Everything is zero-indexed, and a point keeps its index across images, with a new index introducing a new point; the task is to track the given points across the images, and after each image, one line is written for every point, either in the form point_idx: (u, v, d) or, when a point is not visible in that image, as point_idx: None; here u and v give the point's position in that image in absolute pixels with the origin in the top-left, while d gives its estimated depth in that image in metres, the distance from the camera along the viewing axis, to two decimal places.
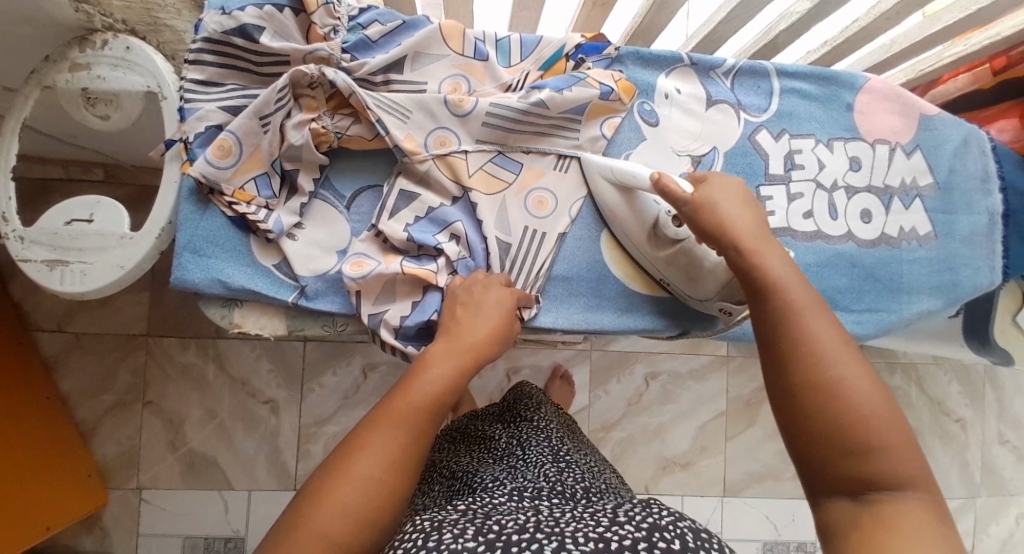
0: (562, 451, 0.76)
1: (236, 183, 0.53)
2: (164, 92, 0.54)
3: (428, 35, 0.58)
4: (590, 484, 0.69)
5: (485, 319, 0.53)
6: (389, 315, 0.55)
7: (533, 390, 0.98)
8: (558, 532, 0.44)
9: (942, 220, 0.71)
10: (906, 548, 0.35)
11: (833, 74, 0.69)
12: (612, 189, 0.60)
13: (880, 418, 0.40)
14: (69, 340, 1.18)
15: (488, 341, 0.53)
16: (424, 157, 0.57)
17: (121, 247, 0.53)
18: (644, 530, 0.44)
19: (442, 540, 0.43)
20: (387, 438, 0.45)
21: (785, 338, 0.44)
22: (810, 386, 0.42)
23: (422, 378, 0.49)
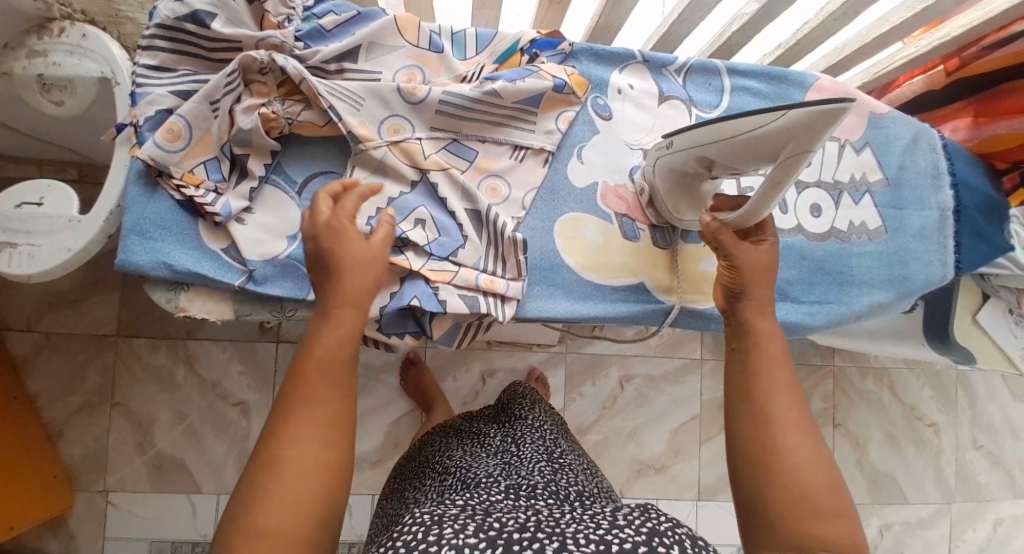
0: (556, 452, 0.77)
1: (186, 167, 0.54)
2: (118, 79, 0.55)
3: (383, 26, 0.59)
4: (582, 486, 0.71)
5: (357, 245, 0.50)
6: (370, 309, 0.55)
7: (526, 389, 0.98)
8: (558, 532, 0.47)
9: (891, 215, 0.73)
10: None
11: (783, 73, 0.71)
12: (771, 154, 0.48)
13: (827, 483, 0.45)
14: (38, 340, 1.17)
15: (372, 274, 0.50)
16: (377, 144, 0.58)
17: (71, 230, 0.54)
18: (643, 534, 0.47)
19: (443, 534, 0.46)
20: (315, 414, 0.44)
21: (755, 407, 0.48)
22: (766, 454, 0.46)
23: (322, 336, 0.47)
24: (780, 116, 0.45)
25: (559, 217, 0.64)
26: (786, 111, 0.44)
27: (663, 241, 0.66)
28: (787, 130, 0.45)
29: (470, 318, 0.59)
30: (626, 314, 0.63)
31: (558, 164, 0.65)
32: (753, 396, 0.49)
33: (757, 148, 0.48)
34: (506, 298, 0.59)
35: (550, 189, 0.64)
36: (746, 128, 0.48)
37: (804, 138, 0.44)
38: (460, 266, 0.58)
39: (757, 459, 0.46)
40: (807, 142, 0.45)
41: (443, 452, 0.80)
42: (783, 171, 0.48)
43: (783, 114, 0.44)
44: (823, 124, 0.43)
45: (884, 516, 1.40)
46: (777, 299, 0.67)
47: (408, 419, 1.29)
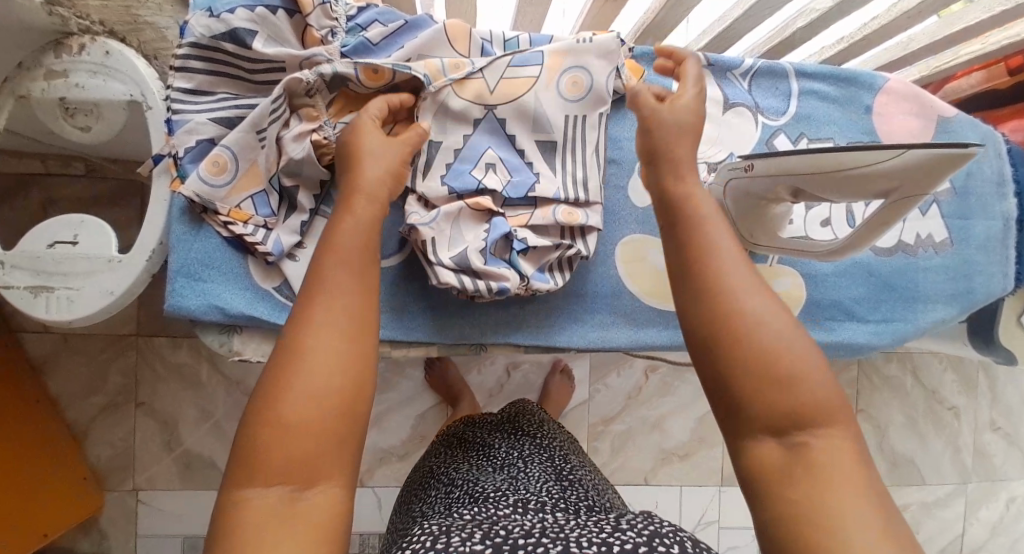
0: (565, 467, 0.76)
1: (233, 202, 0.50)
2: (147, 102, 0.49)
3: (433, 36, 0.54)
4: (593, 500, 0.69)
5: (371, 137, 0.46)
6: (470, 255, 0.52)
7: (534, 407, 0.97)
8: (561, 537, 0.47)
9: (957, 226, 0.70)
10: (842, 497, 0.30)
11: (853, 75, 0.67)
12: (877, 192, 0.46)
13: (800, 350, 0.34)
14: (56, 342, 1.15)
15: (388, 168, 0.45)
16: (442, 83, 0.53)
17: (110, 271, 0.50)
18: (644, 536, 0.46)
19: (450, 542, 0.46)
20: (331, 297, 0.36)
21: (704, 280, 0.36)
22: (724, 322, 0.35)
23: (343, 224, 0.41)
24: (896, 156, 0.42)
25: (617, 242, 0.61)
26: (906, 151, 0.42)
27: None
28: (902, 172, 0.43)
29: (551, 252, 0.55)
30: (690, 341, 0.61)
31: (620, 183, 0.61)
32: (699, 271, 0.36)
33: (859, 185, 0.46)
34: (588, 229, 0.57)
35: (610, 210, 0.61)
36: (852, 165, 0.45)
37: (923, 179, 0.42)
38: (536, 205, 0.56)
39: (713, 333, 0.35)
40: (926, 184, 0.43)
41: (450, 465, 0.79)
42: (890, 212, 0.46)
43: (901, 154, 0.42)
44: (947, 166, 0.42)
45: (902, 497, 1.43)
46: (842, 319, 0.65)
47: (434, 412, 1.28)
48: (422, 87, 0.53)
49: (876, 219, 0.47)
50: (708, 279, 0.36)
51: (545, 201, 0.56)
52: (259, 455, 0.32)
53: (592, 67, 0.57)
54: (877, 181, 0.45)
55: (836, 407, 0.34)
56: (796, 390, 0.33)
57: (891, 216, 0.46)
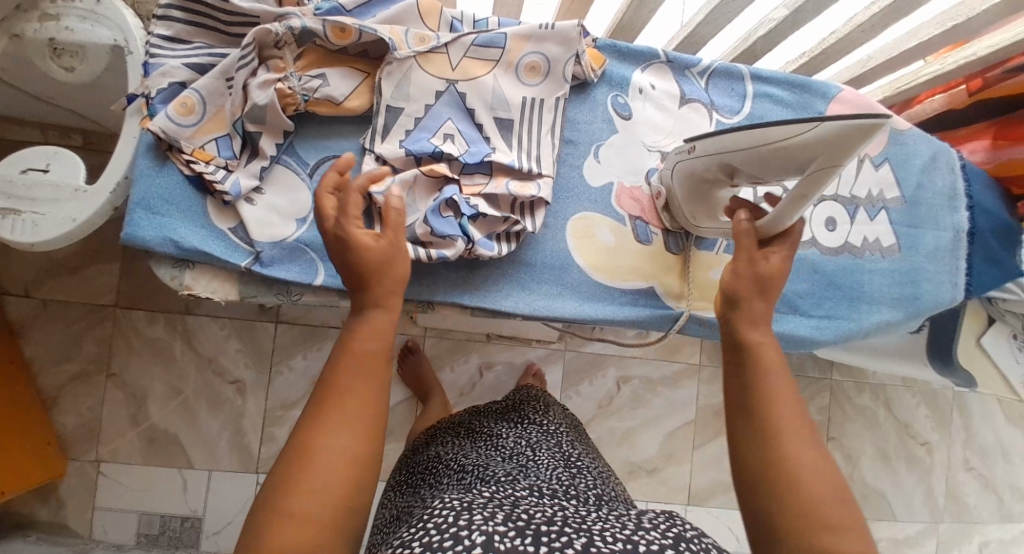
0: (572, 455, 0.77)
1: (197, 142, 0.53)
2: (130, 47, 0.53)
3: (404, 9, 0.58)
4: (600, 490, 0.70)
5: (370, 243, 0.48)
6: (419, 226, 0.55)
7: (537, 392, 1.00)
8: (585, 529, 0.47)
9: (907, 234, 0.72)
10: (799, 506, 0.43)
11: (807, 82, 0.70)
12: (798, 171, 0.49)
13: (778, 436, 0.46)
14: (36, 306, 1.17)
15: (393, 271, 0.49)
16: (406, 52, 0.56)
17: (75, 200, 0.52)
18: (669, 538, 0.47)
19: (473, 521, 0.46)
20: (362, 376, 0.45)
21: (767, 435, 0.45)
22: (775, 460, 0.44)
23: (362, 325, 0.47)
24: (814, 127, 0.45)
25: (569, 218, 0.63)
26: (821, 123, 0.44)
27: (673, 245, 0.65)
28: (819, 141, 0.45)
29: (500, 225, 0.58)
30: (631, 318, 0.62)
31: (575, 163, 0.64)
32: (763, 419, 0.46)
33: (792, 162, 0.48)
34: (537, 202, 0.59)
35: (564, 187, 0.63)
36: (776, 137, 0.48)
37: (838, 150, 0.45)
38: (490, 177, 0.58)
39: (765, 474, 0.44)
40: (838, 157, 0.45)
41: (457, 450, 0.78)
42: (811, 183, 0.48)
43: (817, 125, 0.45)
44: (858, 138, 0.43)
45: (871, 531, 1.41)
46: (787, 311, 0.67)
47: (402, 407, 1.29)
48: (388, 53, 0.56)
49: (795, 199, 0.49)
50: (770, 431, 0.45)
51: (499, 170, 0.59)
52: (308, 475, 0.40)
53: (550, 53, 0.60)
54: (802, 152, 0.47)
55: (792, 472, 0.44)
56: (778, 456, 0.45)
57: (810, 191, 0.48)
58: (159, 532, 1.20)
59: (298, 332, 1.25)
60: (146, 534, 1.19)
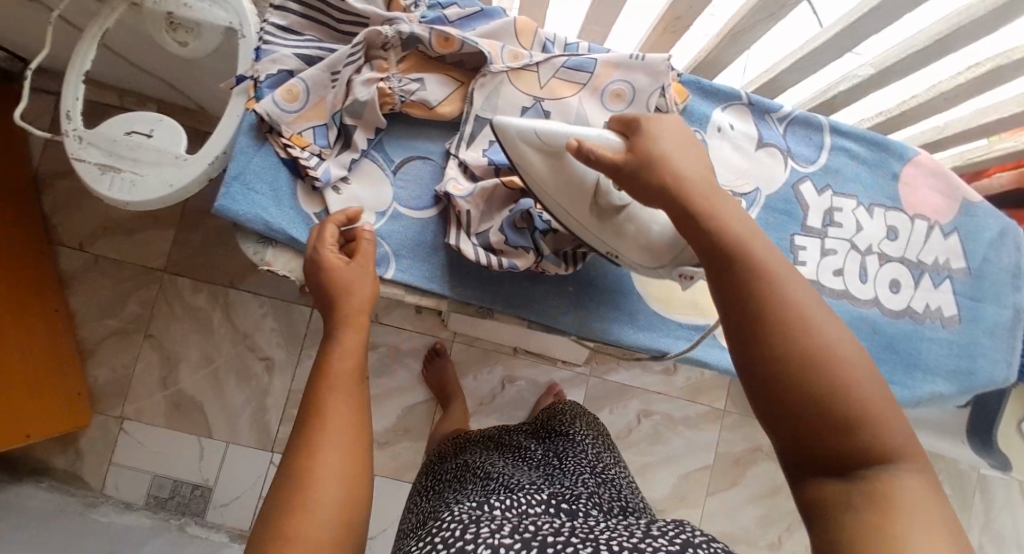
0: (598, 466, 0.77)
1: (296, 128, 0.55)
2: (243, 31, 0.56)
3: (502, 26, 0.59)
4: (625, 502, 0.69)
5: (338, 266, 0.51)
6: (493, 235, 0.56)
7: (568, 406, 0.96)
8: (591, 539, 0.47)
9: (969, 306, 0.72)
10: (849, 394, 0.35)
11: (884, 141, 0.69)
12: (541, 154, 0.50)
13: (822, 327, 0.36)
14: (88, 261, 1.21)
15: (359, 290, 0.51)
16: (500, 66, 0.57)
17: (175, 167, 0.55)
18: (676, 545, 0.46)
19: (480, 534, 0.47)
20: (343, 392, 0.45)
21: (778, 324, 0.36)
22: (796, 344, 0.35)
23: (332, 351, 0.47)
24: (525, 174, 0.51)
25: None
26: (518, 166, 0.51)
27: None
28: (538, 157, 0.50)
29: (569, 242, 0.58)
30: (688, 353, 0.62)
31: None
32: (774, 334, 0.36)
33: (562, 180, 0.51)
34: None
35: None
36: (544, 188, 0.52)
37: (536, 140, 0.49)
38: None
39: (789, 371, 0.35)
40: (533, 136, 0.49)
41: (485, 459, 0.80)
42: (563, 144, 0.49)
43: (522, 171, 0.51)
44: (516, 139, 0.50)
45: None
46: None
47: (423, 408, 1.29)
48: (484, 65, 0.58)
49: (562, 128, 0.49)
50: (779, 317, 0.36)
51: None
52: (306, 504, 0.39)
53: (637, 82, 0.60)
54: (552, 161, 0.50)
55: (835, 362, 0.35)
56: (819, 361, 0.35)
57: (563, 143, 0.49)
58: (169, 496, 1.21)
59: None
60: (157, 496, 1.21)
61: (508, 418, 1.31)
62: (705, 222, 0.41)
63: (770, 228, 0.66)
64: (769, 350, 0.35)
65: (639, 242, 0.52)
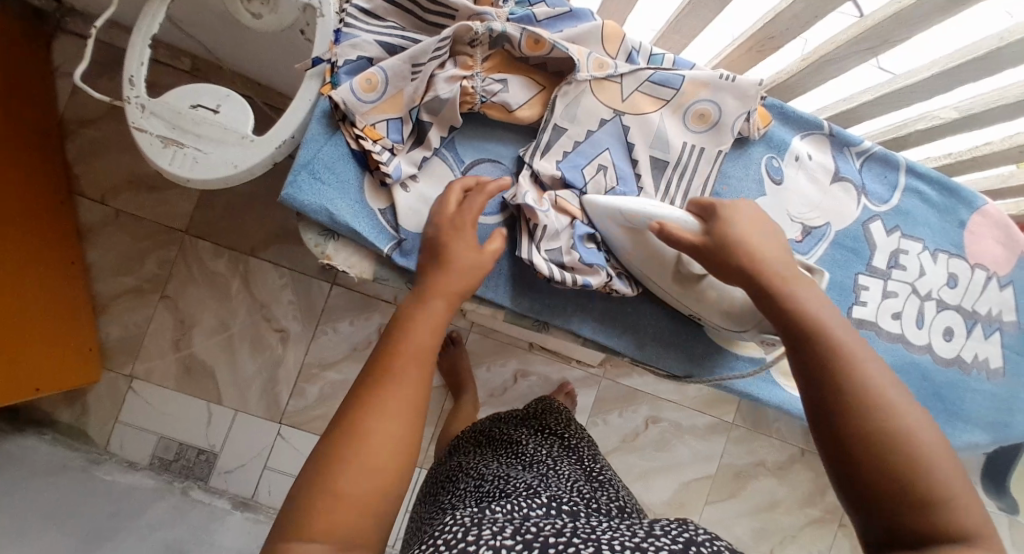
0: (593, 468, 0.74)
1: (370, 120, 0.52)
2: (321, 10, 0.52)
3: (589, 29, 0.56)
4: (622, 503, 0.67)
5: (463, 249, 0.51)
6: (564, 252, 0.55)
7: (560, 406, 0.93)
8: (594, 539, 0.47)
9: (1015, 360, 0.71)
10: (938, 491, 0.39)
11: (958, 188, 0.68)
12: (620, 230, 0.54)
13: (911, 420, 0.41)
14: (108, 214, 1.17)
15: (474, 273, 0.51)
16: (586, 76, 0.55)
17: (240, 147, 0.52)
18: (678, 544, 0.46)
19: (481, 535, 0.46)
20: (408, 361, 0.46)
21: (849, 400, 0.42)
22: (872, 423, 0.41)
23: (414, 323, 0.48)
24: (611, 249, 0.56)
25: None
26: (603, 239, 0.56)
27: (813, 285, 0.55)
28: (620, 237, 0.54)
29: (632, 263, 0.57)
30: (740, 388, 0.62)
31: None
32: (862, 430, 0.41)
33: (646, 254, 0.54)
34: None
35: None
36: (630, 262, 0.56)
37: (616, 220, 0.53)
38: None
39: (857, 441, 0.41)
40: (613, 216, 0.53)
41: (476, 461, 0.74)
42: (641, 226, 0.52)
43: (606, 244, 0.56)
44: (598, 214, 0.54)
45: None
46: None
47: (433, 394, 1.29)
48: (570, 72, 0.55)
49: (636, 203, 0.52)
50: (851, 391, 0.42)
51: None
52: (349, 467, 0.41)
53: (724, 105, 0.58)
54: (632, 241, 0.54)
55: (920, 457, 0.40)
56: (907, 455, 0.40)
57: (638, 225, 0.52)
58: (174, 459, 1.21)
59: (350, 298, 1.25)
60: (161, 458, 1.20)
61: None
62: (785, 302, 0.47)
63: (834, 265, 0.65)
64: (853, 432, 0.41)
65: (719, 306, 0.56)
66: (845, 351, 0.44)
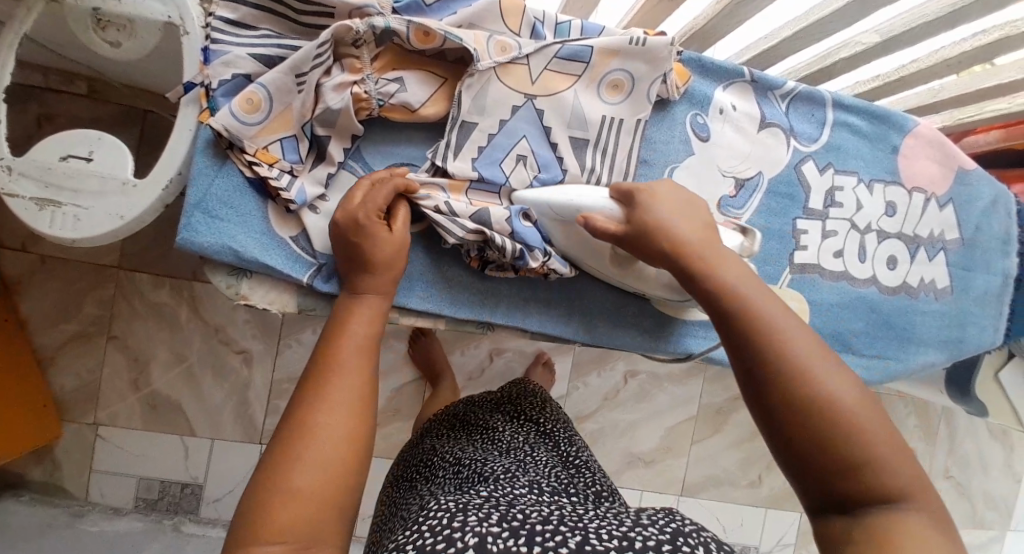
0: (569, 454, 0.71)
1: (260, 143, 0.48)
2: (186, 27, 0.46)
3: (486, 7, 0.52)
4: (600, 487, 0.65)
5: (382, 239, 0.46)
6: (494, 211, 0.51)
7: (534, 387, 0.92)
8: (581, 528, 0.43)
9: (960, 276, 0.72)
10: (872, 447, 0.35)
11: (886, 114, 0.67)
12: (552, 224, 0.53)
13: (842, 379, 0.37)
14: (33, 262, 1.08)
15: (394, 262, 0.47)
16: (488, 63, 0.51)
17: (123, 195, 0.48)
18: (667, 534, 0.43)
19: (467, 523, 0.42)
20: (357, 357, 0.43)
21: (777, 378, 0.38)
22: (797, 390, 0.37)
23: (353, 319, 0.45)
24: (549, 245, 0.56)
25: None
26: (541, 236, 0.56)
27: (740, 248, 0.53)
28: (555, 230, 0.54)
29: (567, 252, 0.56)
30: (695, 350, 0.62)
31: (647, 181, 0.60)
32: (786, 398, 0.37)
33: (582, 246, 0.53)
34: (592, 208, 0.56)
35: None
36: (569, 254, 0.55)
37: (545, 211, 0.53)
38: None
39: (798, 420, 0.36)
40: (544, 209, 0.53)
41: (451, 445, 0.71)
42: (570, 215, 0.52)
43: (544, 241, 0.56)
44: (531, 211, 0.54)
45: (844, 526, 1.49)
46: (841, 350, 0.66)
47: (410, 388, 1.27)
48: (471, 61, 0.52)
49: (565, 197, 0.52)
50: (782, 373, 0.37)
51: None
52: (292, 477, 0.36)
53: (635, 70, 0.56)
54: (564, 232, 0.53)
55: (854, 416, 0.36)
56: (838, 420, 0.36)
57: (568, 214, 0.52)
58: (159, 497, 1.18)
59: None
60: (145, 498, 1.17)
61: None
62: (708, 281, 0.44)
63: (772, 214, 0.64)
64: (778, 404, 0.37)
65: (661, 282, 0.54)
66: (770, 326, 0.39)
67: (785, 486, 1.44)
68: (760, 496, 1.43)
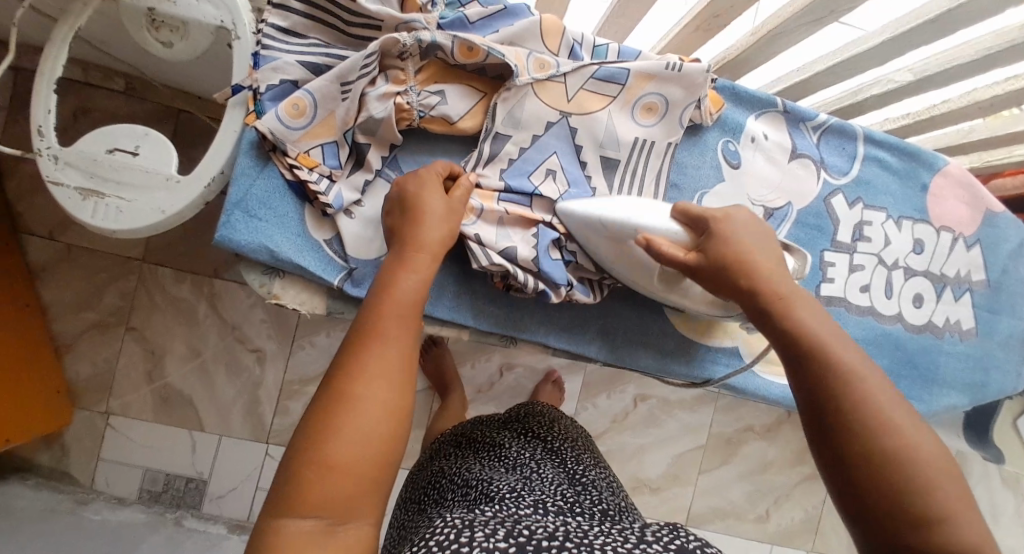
0: (577, 470, 0.70)
1: (303, 147, 0.49)
2: (238, 32, 0.48)
3: (527, 27, 0.53)
4: (607, 504, 0.63)
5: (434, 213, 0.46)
6: (521, 250, 0.52)
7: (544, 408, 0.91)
8: (587, 544, 0.43)
9: (985, 318, 0.71)
10: (945, 502, 0.37)
11: (917, 150, 0.67)
12: (600, 240, 0.52)
13: (917, 432, 0.39)
14: (59, 250, 1.10)
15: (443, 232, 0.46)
16: (526, 79, 0.52)
17: (166, 189, 0.49)
18: (672, 552, 0.43)
19: (474, 537, 0.42)
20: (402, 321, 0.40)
21: (852, 427, 0.39)
22: (872, 441, 0.38)
23: (404, 274, 0.43)
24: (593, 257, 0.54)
25: None
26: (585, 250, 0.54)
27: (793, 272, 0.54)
28: (602, 244, 0.52)
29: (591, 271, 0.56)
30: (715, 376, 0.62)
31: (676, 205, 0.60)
32: (861, 447, 0.38)
33: (629, 263, 0.53)
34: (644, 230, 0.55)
35: None
36: (612, 269, 0.54)
37: (597, 228, 0.52)
38: None
39: (868, 470, 0.38)
40: (596, 226, 0.52)
41: (458, 465, 0.71)
42: (624, 234, 0.51)
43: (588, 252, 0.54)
44: (580, 225, 0.52)
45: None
46: None
47: (419, 397, 1.27)
48: (509, 77, 0.53)
49: (619, 215, 0.51)
50: (860, 421, 0.39)
51: None
52: (330, 449, 0.35)
53: (671, 95, 0.56)
54: (613, 249, 0.52)
55: (927, 471, 0.37)
56: (909, 474, 0.37)
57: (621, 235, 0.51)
58: (164, 490, 1.18)
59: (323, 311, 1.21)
60: (151, 491, 1.17)
61: (507, 404, 1.29)
62: (782, 321, 0.45)
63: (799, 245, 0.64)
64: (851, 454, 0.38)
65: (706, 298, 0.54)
66: (846, 374, 0.40)
67: (792, 522, 1.41)
68: (766, 531, 1.40)
